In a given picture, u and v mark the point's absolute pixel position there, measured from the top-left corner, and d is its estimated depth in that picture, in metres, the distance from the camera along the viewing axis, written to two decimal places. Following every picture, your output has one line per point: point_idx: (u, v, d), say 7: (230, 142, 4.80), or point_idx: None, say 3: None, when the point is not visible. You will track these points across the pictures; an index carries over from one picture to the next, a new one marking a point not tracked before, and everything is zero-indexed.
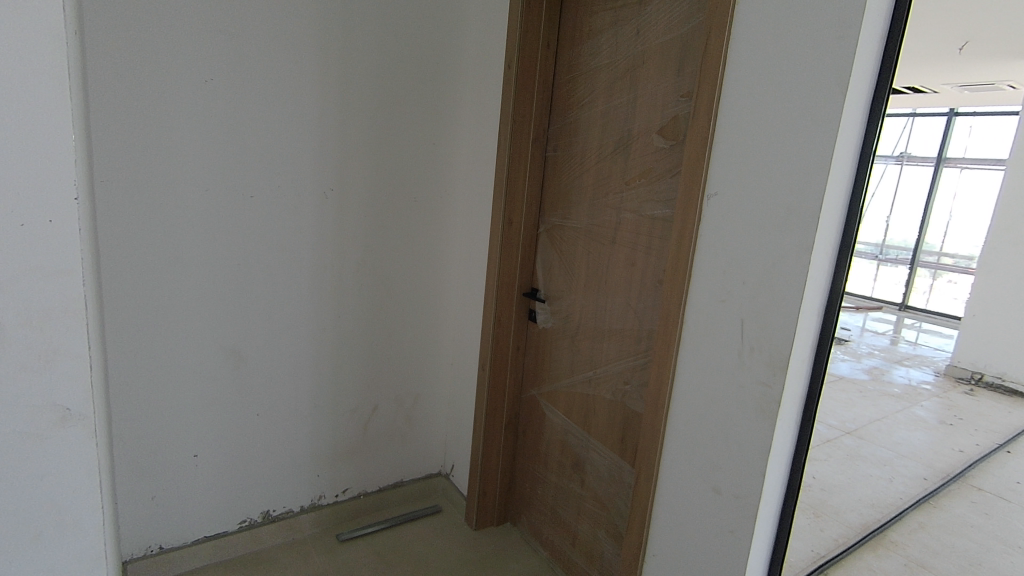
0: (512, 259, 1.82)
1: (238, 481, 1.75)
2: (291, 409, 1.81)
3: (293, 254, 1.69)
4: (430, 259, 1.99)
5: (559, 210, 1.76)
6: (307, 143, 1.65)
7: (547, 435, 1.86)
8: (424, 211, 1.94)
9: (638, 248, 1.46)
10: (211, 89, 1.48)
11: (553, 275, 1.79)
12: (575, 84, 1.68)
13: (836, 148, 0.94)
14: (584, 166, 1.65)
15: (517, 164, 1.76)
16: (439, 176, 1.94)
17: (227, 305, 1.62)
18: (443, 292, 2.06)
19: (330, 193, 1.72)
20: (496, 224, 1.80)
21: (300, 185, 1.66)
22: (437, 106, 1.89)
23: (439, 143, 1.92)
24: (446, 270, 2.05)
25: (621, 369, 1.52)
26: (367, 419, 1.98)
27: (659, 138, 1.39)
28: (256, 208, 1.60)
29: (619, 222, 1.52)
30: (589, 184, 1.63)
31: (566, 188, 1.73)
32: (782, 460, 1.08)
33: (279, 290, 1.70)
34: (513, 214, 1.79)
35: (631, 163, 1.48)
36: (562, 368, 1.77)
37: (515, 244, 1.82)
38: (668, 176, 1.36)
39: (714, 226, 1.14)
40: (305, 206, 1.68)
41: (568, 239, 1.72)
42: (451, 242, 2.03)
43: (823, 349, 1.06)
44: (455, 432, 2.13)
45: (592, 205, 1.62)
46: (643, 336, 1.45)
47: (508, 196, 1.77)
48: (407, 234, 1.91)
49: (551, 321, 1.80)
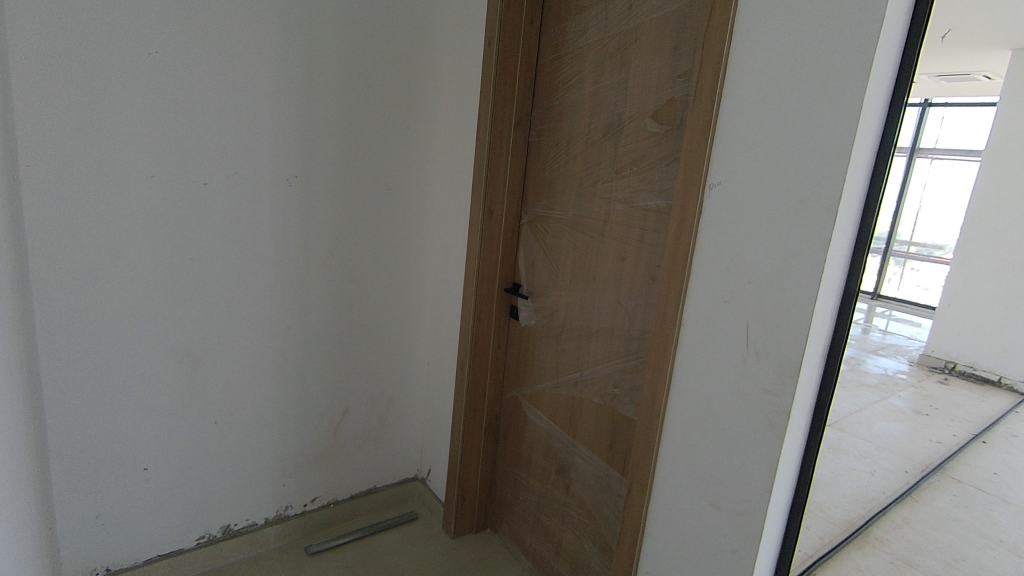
0: (492, 253, 1.70)
1: (195, 494, 1.61)
2: (253, 415, 1.67)
3: (252, 247, 1.55)
4: (404, 253, 1.86)
5: (543, 201, 1.64)
6: (267, 124, 1.50)
7: (529, 438, 1.76)
8: (398, 200, 1.80)
9: (629, 242, 1.36)
10: (154, 63, 1.31)
11: (537, 270, 1.68)
12: (560, 65, 1.56)
13: (858, 134, 0.84)
14: (571, 153, 1.53)
15: (498, 150, 1.63)
16: (414, 163, 1.81)
17: (179, 304, 1.47)
18: (418, 287, 1.93)
19: (294, 181, 1.58)
20: (476, 215, 1.68)
21: (259, 171, 1.51)
22: (411, 87, 1.74)
23: (413, 127, 1.78)
24: (422, 264, 1.92)
25: (610, 371, 1.43)
26: (337, 423, 1.85)
27: (653, 124, 1.28)
28: (209, 196, 1.45)
29: (609, 214, 1.41)
30: (575, 172, 1.52)
31: (550, 176, 1.61)
32: (788, 474, 1.00)
33: (237, 286, 1.55)
34: (494, 204, 1.67)
35: (621, 150, 1.37)
36: (546, 369, 1.66)
37: (496, 236, 1.70)
38: (664, 165, 1.25)
39: (717, 219, 1.04)
40: (266, 195, 1.54)
41: (553, 231, 1.61)
42: (427, 234, 1.90)
43: (834, 355, 0.98)
44: (432, 434, 2.02)
45: (579, 196, 1.51)
46: (634, 336, 1.35)
47: (488, 184, 1.64)
48: (380, 225, 1.78)
49: (534, 319, 1.69)
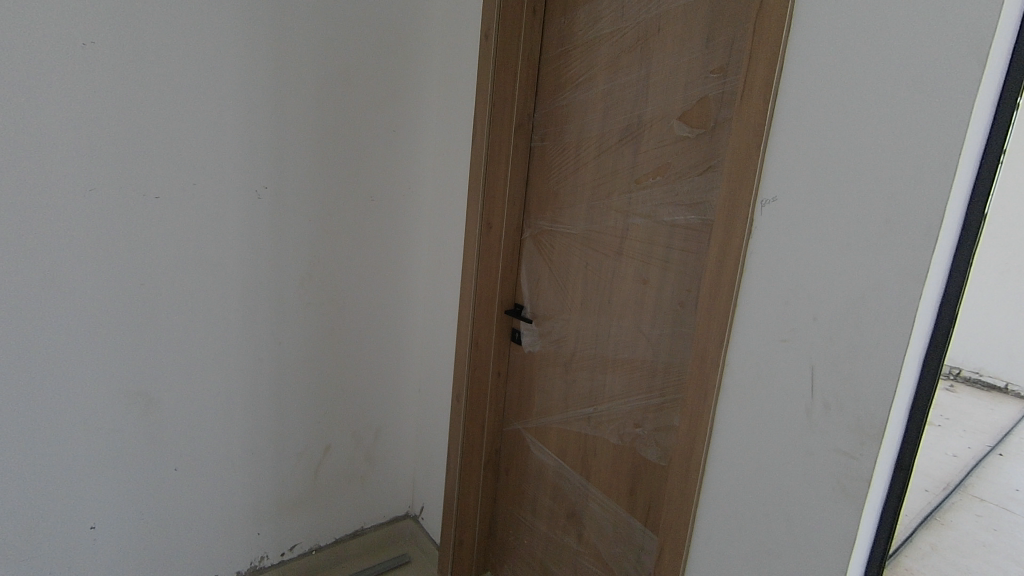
0: (491, 271, 1.52)
1: (154, 551, 1.41)
2: (221, 458, 1.46)
3: (216, 268, 1.35)
4: (392, 270, 1.66)
5: (548, 212, 1.46)
6: (229, 128, 1.30)
7: (534, 477, 1.57)
8: (385, 212, 1.61)
9: (652, 262, 1.19)
10: (90, 56, 1.11)
11: (541, 289, 1.50)
12: (567, 59, 1.38)
13: (964, 142, 0.67)
14: (580, 159, 1.35)
15: (495, 154, 1.45)
16: (402, 170, 1.61)
17: (128, 337, 1.27)
18: (407, 308, 1.73)
19: (264, 192, 1.38)
20: (472, 229, 1.50)
21: (223, 180, 1.32)
22: (397, 85, 1.55)
23: (400, 131, 1.58)
24: (411, 283, 1.72)
25: (630, 408, 1.26)
26: (318, 462, 1.65)
27: (681, 126, 1.11)
28: (164, 211, 1.25)
29: (627, 229, 1.24)
30: (586, 180, 1.34)
31: (556, 184, 1.43)
32: (862, 551, 0.83)
33: (198, 314, 1.35)
34: (493, 216, 1.49)
35: (641, 156, 1.20)
36: (553, 401, 1.48)
37: (495, 252, 1.52)
38: (695, 174, 1.08)
39: (769, 242, 0.86)
40: (231, 208, 1.34)
41: (560, 247, 1.43)
42: (416, 249, 1.70)
43: (918, 408, 0.80)
44: (425, 469, 1.83)
45: (589, 207, 1.33)
46: (659, 370, 1.19)
47: (486, 194, 1.46)
48: (364, 240, 1.58)
49: (539, 345, 1.51)
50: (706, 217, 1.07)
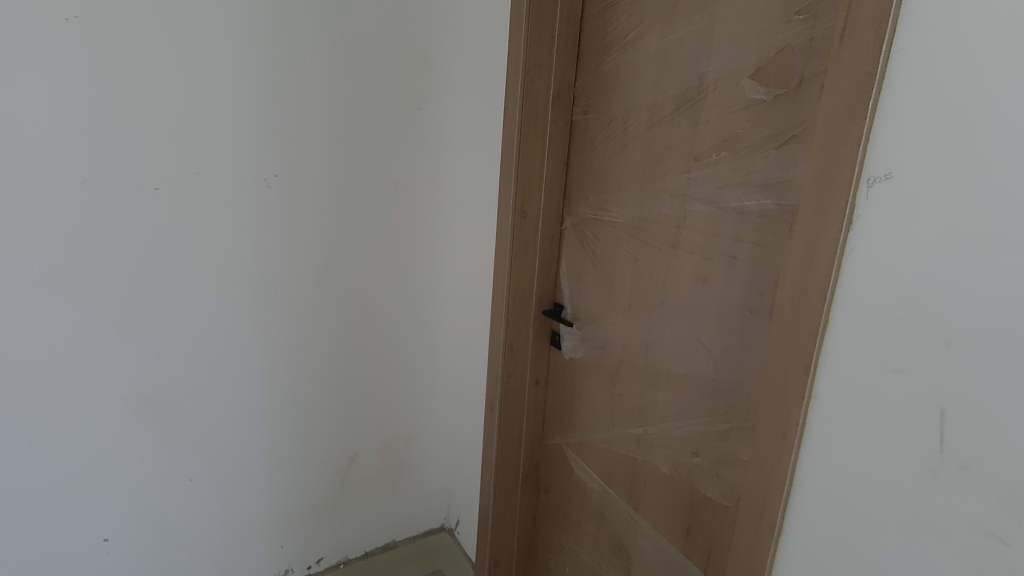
0: (527, 267, 1.34)
1: (171, 562, 1.35)
2: (239, 467, 1.38)
3: (223, 264, 1.25)
4: (420, 264, 1.51)
5: (591, 198, 1.26)
6: (233, 110, 1.18)
7: (577, 499, 1.39)
8: (412, 201, 1.44)
9: (714, 258, 0.97)
10: (74, 32, 1.02)
11: (584, 286, 1.30)
12: (613, 14, 1.16)
13: None
14: (626, 135, 1.14)
15: (530, 132, 1.25)
16: (430, 154, 1.44)
17: (132, 339, 1.19)
18: (439, 306, 1.57)
19: (275, 181, 1.26)
20: (505, 219, 1.32)
21: (227, 170, 1.20)
22: (423, 55, 1.36)
23: (426, 109, 1.40)
24: (443, 279, 1.55)
25: (687, 432, 1.05)
26: (344, 471, 1.54)
27: (754, 85, 0.88)
28: (163, 204, 1.16)
29: (683, 217, 1.02)
30: (636, 159, 1.12)
31: (600, 165, 1.22)
32: None
33: (206, 313, 1.26)
34: (528, 203, 1.30)
35: (703, 127, 0.97)
36: (597, 416, 1.29)
37: (531, 245, 1.33)
38: (772, 146, 0.85)
39: (871, 237, 0.63)
40: (238, 199, 1.23)
41: (605, 239, 1.22)
42: (448, 241, 1.53)
43: None
44: (460, 480, 1.69)
45: (637, 192, 1.13)
46: (725, 389, 0.97)
47: (520, 178, 1.27)
48: (389, 233, 1.44)
49: (582, 351, 1.32)
50: (789, 201, 0.84)
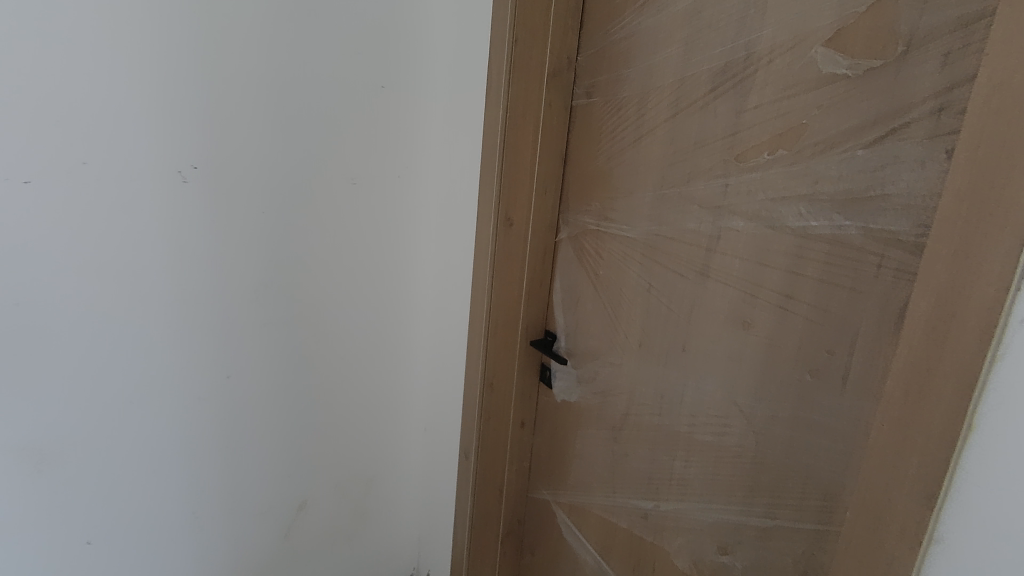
0: (511, 286, 1.09)
1: None
2: (155, 523, 1.13)
3: (128, 278, 0.99)
4: (386, 278, 1.25)
5: (593, 204, 1.00)
6: (134, 83, 0.92)
7: (566, 569, 1.15)
8: (376, 200, 1.18)
9: (759, 294, 0.72)
10: None
11: (582, 314, 1.04)
12: None
13: None
14: (642, 125, 0.88)
15: (518, 118, 0.99)
16: (398, 144, 1.17)
17: (7, 372, 0.94)
18: (410, 326, 1.32)
19: (194, 174, 1.00)
20: (485, 227, 1.06)
21: (128, 159, 0.94)
22: (388, 20, 1.09)
23: (392, 88, 1.13)
24: (414, 293, 1.30)
25: (713, 518, 0.80)
26: (292, 521, 1.29)
27: (831, 56, 0.62)
28: (41, 202, 0.90)
29: (717, 237, 0.77)
30: (653, 156, 0.86)
31: (606, 163, 0.96)
32: None
33: (108, 340, 1.01)
34: (514, 208, 1.04)
35: (749, 116, 0.71)
36: (594, 476, 1.04)
37: (517, 259, 1.08)
38: (858, 146, 0.59)
39: None
40: (146, 197, 0.97)
41: (610, 257, 0.96)
42: (420, 249, 1.28)
43: None
44: (432, 529, 1.44)
45: (653, 200, 0.87)
46: (769, 472, 0.72)
47: (504, 177, 1.02)
48: (347, 240, 1.18)
49: (576, 393, 1.07)
50: (883, 223, 0.58)
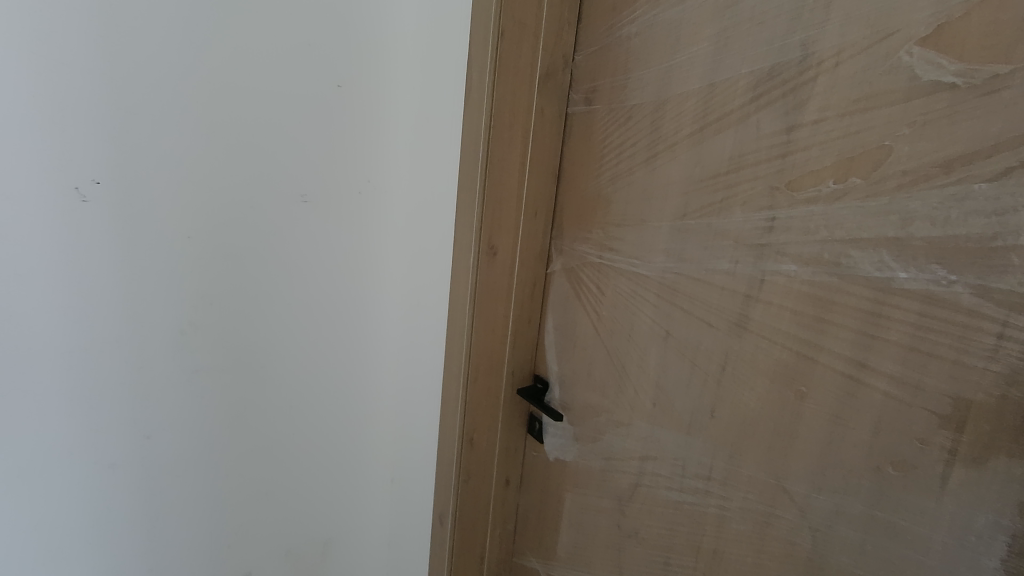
0: (495, 326, 0.92)
1: None
2: None
3: (11, 323, 0.79)
4: (344, 311, 1.06)
5: (595, 232, 0.84)
6: (14, 78, 0.72)
7: None
8: (331, 221, 1.00)
9: (818, 357, 0.57)
10: None
11: (580, 360, 0.88)
12: None
13: None
14: (657, 139, 0.73)
15: (503, 128, 0.83)
16: (358, 155, 0.99)
17: None
18: (373, 364, 1.14)
19: (96, 191, 0.80)
20: (465, 257, 0.89)
21: (9, 175, 0.74)
22: (344, 8, 0.91)
23: (350, 89, 0.95)
24: (378, 328, 1.12)
25: None
26: None
27: (934, 61, 0.47)
28: None
29: (760, 283, 0.62)
30: (671, 179, 0.71)
31: (611, 185, 0.81)
32: None
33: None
34: (499, 235, 0.88)
35: (802, 136, 0.57)
36: (595, 551, 0.88)
37: (502, 294, 0.91)
38: (976, 179, 0.45)
39: None
40: (33, 222, 0.77)
41: (615, 297, 0.81)
42: (384, 277, 1.09)
43: None
44: None
45: (672, 231, 0.71)
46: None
47: (487, 199, 0.85)
48: (296, 269, 0.99)
49: (573, 452, 0.91)
50: (1010, 282, 0.44)
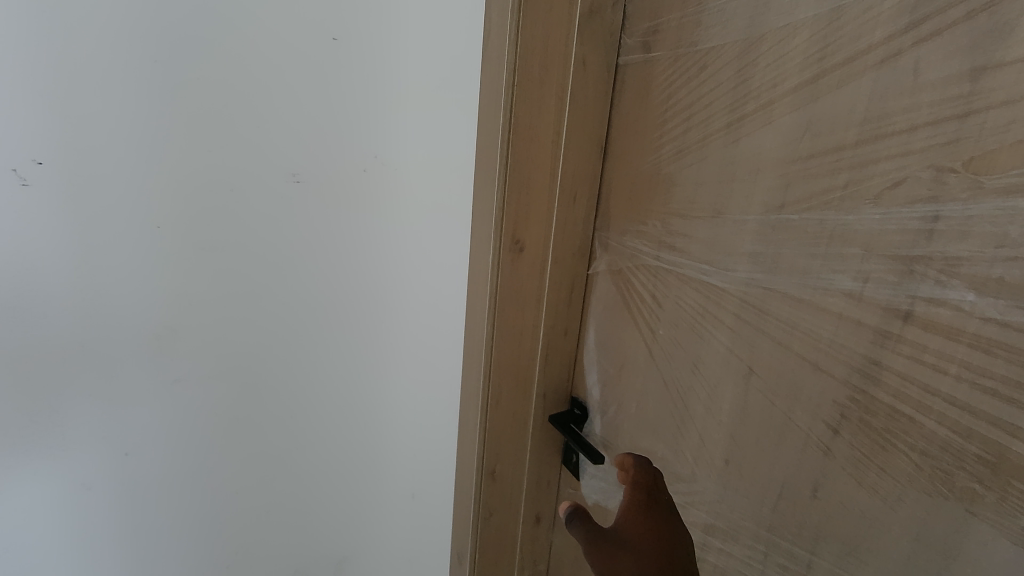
0: (520, 338, 0.74)
1: None
2: None
3: None
4: (349, 309, 0.90)
5: (651, 224, 0.63)
6: None
7: None
8: (332, 203, 0.83)
9: (1009, 445, 0.35)
10: None
11: (630, 389, 0.69)
12: None
13: None
14: (744, 97, 0.52)
15: (531, 87, 0.63)
16: (360, 125, 0.82)
17: None
18: (389, 373, 0.97)
19: (39, 172, 0.67)
20: (483, 254, 0.71)
21: None
22: None
23: (348, 42, 0.78)
24: (395, 331, 0.94)
25: None
26: None
27: None
28: None
29: (906, 317, 0.40)
30: (761, 155, 0.50)
31: (676, 161, 0.60)
32: None
33: None
34: (525, 226, 0.69)
35: (996, 84, 0.35)
36: None
37: (529, 299, 0.73)
38: None
39: None
40: None
41: (677, 312, 0.61)
42: (400, 270, 0.91)
43: None
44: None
45: (760, 228, 0.50)
46: None
47: (509, 180, 0.66)
48: (290, 261, 0.83)
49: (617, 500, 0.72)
50: None
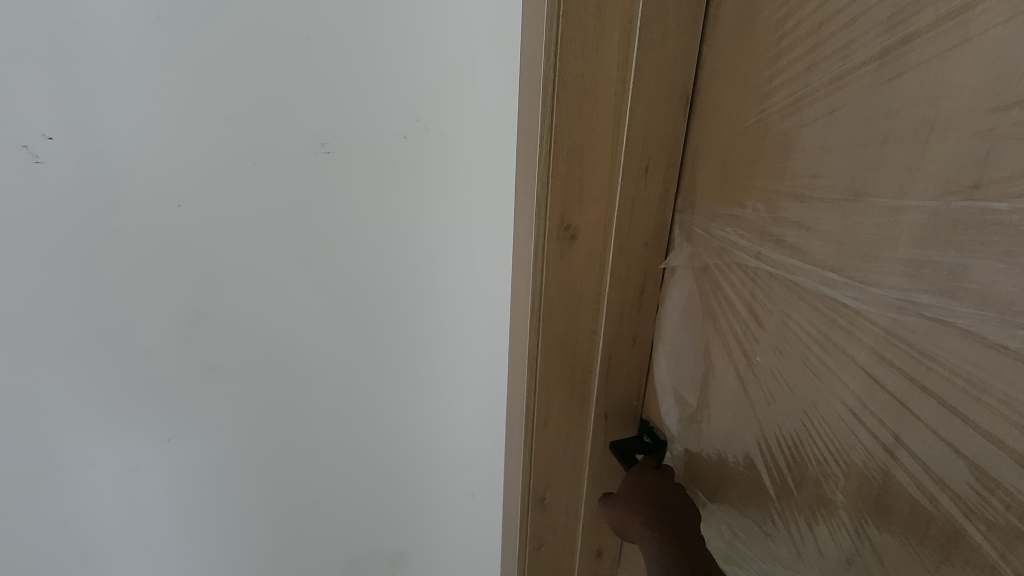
0: (575, 346, 0.59)
1: None
2: None
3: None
4: (390, 295, 0.80)
5: (751, 206, 0.45)
6: None
7: None
8: (368, 176, 0.73)
9: None
10: None
11: (714, 426, 0.52)
12: None
13: None
14: (910, 6, 0.32)
15: (583, 21, 0.47)
16: (395, 82, 0.69)
17: None
18: (441, 365, 0.86)
19: (51, 148, 0.62)
20: (526, 241, 0.57)
21: None
22: None
23: None
24: (445, 319, 0.83)
25: None
26: None
27: None
28: None
29: None
30: (933, 100, 0.31)
31: (792, 115, 0.41)
32: None
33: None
34: (579, 206, 0.53)
35: None
36: None
37: (585, 299, 0.57)
38: None
39: None
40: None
41: (784, 336, 0.43)
42: (448, 251, 0.79)
43: None
44: None
45: (927, 224, 0.31)
46: None
47: (559, 147, 0.51)
48: (323, 241, 0.74)
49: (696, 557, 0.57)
50: None
